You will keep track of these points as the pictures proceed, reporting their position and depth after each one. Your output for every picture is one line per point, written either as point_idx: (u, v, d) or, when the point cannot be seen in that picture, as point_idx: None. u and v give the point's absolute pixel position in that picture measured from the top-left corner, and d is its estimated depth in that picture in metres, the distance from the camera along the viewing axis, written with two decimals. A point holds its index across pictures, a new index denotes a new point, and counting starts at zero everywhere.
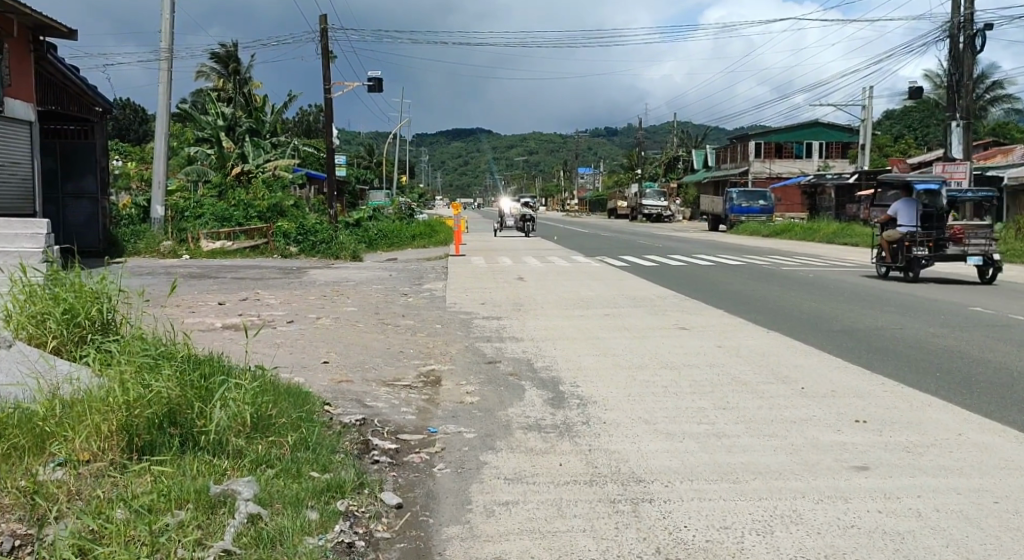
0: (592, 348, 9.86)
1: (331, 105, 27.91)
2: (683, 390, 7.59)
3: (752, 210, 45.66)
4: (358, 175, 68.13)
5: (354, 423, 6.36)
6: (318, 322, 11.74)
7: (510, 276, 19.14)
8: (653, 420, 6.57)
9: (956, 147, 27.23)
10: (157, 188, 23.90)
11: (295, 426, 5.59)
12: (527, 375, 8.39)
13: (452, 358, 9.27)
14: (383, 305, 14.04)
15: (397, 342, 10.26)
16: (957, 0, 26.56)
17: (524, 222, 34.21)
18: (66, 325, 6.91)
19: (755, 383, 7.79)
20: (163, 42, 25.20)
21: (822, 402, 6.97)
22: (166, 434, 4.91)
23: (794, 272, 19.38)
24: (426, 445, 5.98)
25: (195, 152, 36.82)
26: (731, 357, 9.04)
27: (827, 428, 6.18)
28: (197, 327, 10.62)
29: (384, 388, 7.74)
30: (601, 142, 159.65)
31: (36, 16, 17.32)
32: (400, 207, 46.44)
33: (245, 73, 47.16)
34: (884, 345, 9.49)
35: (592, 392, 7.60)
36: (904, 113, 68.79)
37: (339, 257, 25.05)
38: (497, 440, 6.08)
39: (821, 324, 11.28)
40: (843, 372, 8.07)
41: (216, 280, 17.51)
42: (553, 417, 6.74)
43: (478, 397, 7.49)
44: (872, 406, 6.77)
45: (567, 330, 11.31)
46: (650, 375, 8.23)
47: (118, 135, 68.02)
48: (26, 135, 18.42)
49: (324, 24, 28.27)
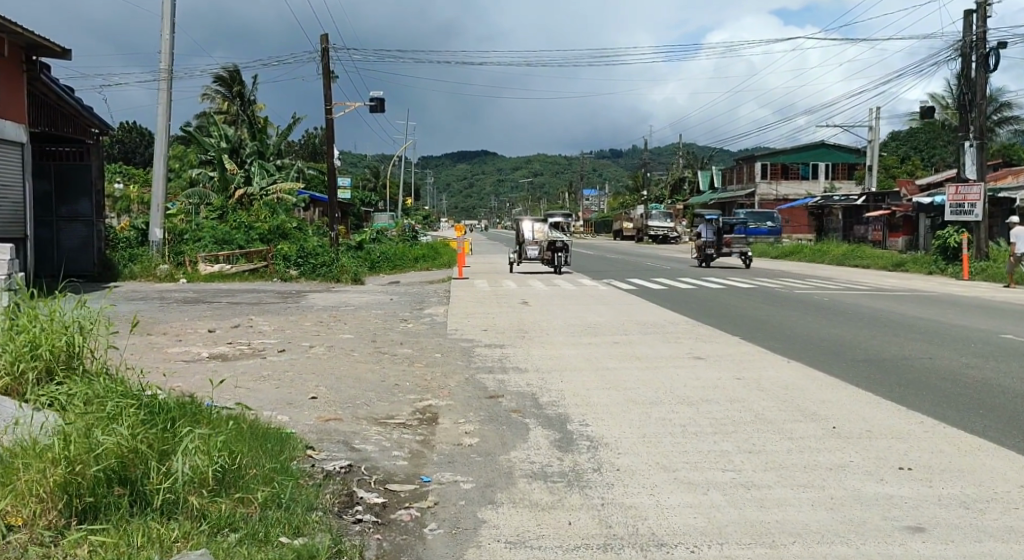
0: (602, 380, 9.16)
1: (332, 126, 27.44)
2: (703, 431, 6.88)
3: (760, 230, 44.84)
4: (362, 198, 67.79)
5: (338, 470, 5.71)
6: (310, 350, 11.11)
7: (515, 300, 18.54)
8: (672, 466, 5.90)
9: (970, 167, 26.48)
10: (157, 212, 23.08)
11: (267, 480, 4.95)
12: (532, 412, 7.71)
13: (451, 392, 8.61)
14: (381, 332, 13.39)
15: (394, 373, 9.58)
16: (969, 18, 25.99)
17: (552, 252, 28.21)
18: (24, 358, 6.24)
19: (780, 421, 7.10)
20: (162, 62, 24.81)
21: (857, 444, 6.28)
22: (113, 493, 4.29)
23: (808, 296, 18.69)
24: (417, 498, 5.32)
25: (198, 175, 36.60)
26: (751, 390, 8.35)
27: (869, 477, 5.47)
28: (180, 358, 10.00)
29: (375, 428, 7.07)
30: (607, 164, 159.49)
31: (29, 36, 16.89)
32: (404, 229, 46.03)
33: (249, 96, 46.71)
34: (914, 378, 8.82)
35: (603, 432, 6.93)
36: (911, 134, 68.29)
37: (340, 280, 24.62)
38: (498, 492, 5.39)
39: (845, 352, 10.58)
40: (877, 409, 7.36)
41: (210, 305, 16.97)
42: (560, 463, 6.06)
43: (478, 439, 6.80)
44: (915, 450, 6.06)
45: (575, 359, 10.64)
46: (667, 413, 7.53)
47: (123, 157, 68.00)
48: (17, 159, 17.97)
49: (325, 44, 27.85)
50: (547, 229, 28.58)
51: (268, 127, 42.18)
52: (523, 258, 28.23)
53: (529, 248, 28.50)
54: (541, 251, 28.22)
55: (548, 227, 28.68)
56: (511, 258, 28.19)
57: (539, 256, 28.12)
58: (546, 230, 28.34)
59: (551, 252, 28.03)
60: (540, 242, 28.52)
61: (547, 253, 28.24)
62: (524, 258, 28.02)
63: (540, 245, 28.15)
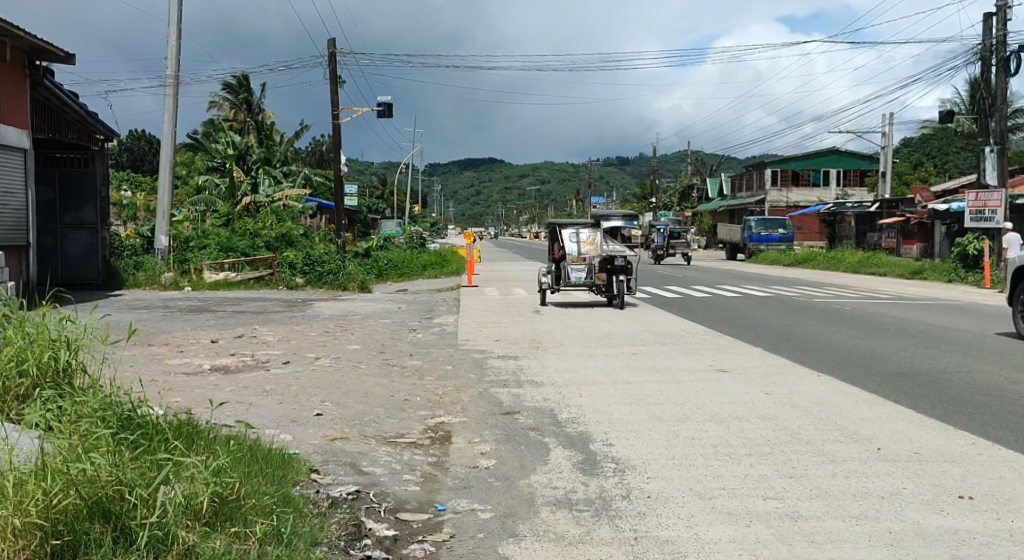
0: (624, 395, 8.65)
1: (339, 131, 27.11)
2: (736, 452, 6.40)
3: (772, 238, 44.09)
4: (370, 205, 67.60)
5: (345, 497, 5.25)
6: (315, 362, 10.64)
7: (526, 309, 18.01)
8: (707, 493, 5.42)
9: (990, 173, 25.94)
10: (162, 219, 22.63)
11: (267, 511, 4.48)
12: (551, 429, 7.23)
13: (464, 408, 8.14)
14: (390, 343, 12.93)
15: (403, 388, 9.08)
16: (988, 23, 25.49)
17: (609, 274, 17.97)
18: (9, 373, 5.80)
19: (819, 441, 6.61)
20: (168, 69, 24.49)
21: (904, 468, 5.82)
22: (95, 529, 3.85)
23: (827, 304, 18.17)
24: (432, 529, 4.85)
25: (205, 182, 36.05)
26: (783, 408, 7.84)
27: (927, 508, 5.01)
28: (180, 371, 9.56)
29: (385, 448, 6.61)
30: (614, 172, 158.99)
31: (31, 39, 16.59)
32: (411, 236, 45.58)
33: (256, 103, 46.39)
34: (956, 393, 8.30)
35: (628, 453, 6.45)
36: (922, 140, 67.24)
37: (346, 288, 24.24)
38: (519, 522, 4.93)
39: (876, 366, 10.06)
40: (921, 429, 6.88)
41: (214, 315, 16.49)
42: (585, 488, 5.58)
43: (495, 460, 6.32)
44: (972, 477, 5.55)
45: (591, 372, 10.14)
46: (696, 432, 7.04)
47: (132, 166, 68.13)
48: (20, 165, 17.60)
49: (332, 48, 27.53)
50: (596, 238, 18.34)
51: (275, 133, 41.91)
52: (563, 284, 18.15)
53: (571, 269, 18.01)
54: (590, 272, 17.98)
55: (598, 236, 18.44)
56: (542, 286, 18.35)
57: (588, 279, 17.94)
58: (594, 239, 18.25)
59: (606, 272, 18.05)
60: (589, 258, 18.03)
61: (601, 274, 18.00)
62: (565, 284, 18.07)
63: (589, 263, 18.01)
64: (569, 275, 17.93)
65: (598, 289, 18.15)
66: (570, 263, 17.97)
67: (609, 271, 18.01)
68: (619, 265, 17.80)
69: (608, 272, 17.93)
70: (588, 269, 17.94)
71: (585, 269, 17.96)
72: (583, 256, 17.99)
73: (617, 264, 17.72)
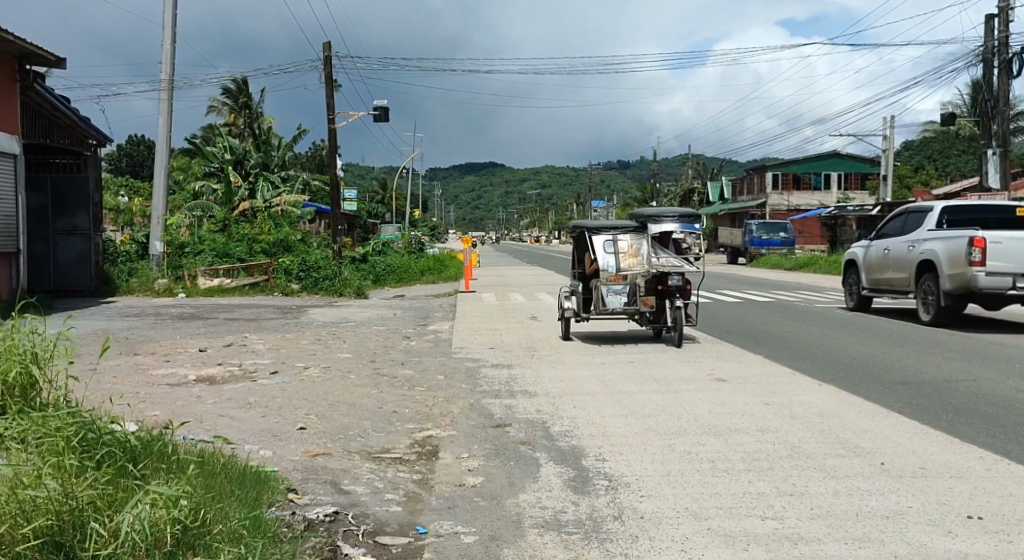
0: (620, 407, 8.37)
1: (336, 135, 26.85)
2: (733, 468, 6.14)
3: (772, 242, 43.82)
4: (369, 209, 67.38)
5: (322, 519, 5.00)
6: (303, 373, 10.36)
7: (523, 316, 17.70)
8: (703, 513, 5.16)
9: (993, 176, 25.65)
10: (157, 224, 22.40)
11: (234, 538, 4.21)
12: (542, 444, 6.97)
13: (454, 421, 7.86)
14: (381, 351, 12.66)
15: (392, 399, 8.80)
16: (990, 24, 25.24)
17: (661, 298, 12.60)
18: None
19: (820, 456, 6.34)
20: (163, 73, 24.30)
21: (910, 484, 5.56)
22: None
23: (829, 310, 17.89)
24: (411, 555, 4.59)
25: (202, 188, 35.74)
26: (783, 420, 7.57)
27: (935, 529, 4.74)
28: (164, 383, 9.28)
29: (368, 465, 6.33)
30: (614, 176, 158.66)
31: (22, 43, 16.39)
32: (410, 242, 45.30)
33: (255, 108, 46.13)
34: (963, 403, 8.01)
35: (622, 470, 6.18)
36: (923, 144, 66.97)
37: (342, 294, 23.92)
38: (504, 546, 4.67)
39: (880, 374, 9.78)
40: (927, 442, 6.61)
41: (205, 322, 16.22)
42: (576, 508, 5.33)
43: (482, 477, 6.07)
44: (983, 496, 5.28)
45: (588, 382, 9.85)
46: (693, 446, 6.77)
47: (132, 172, 68.10)
48: (11, 170, 17.38)
49: (327, 52, 27.30)
50: (641, 247, 12.88)
51: (273, 138, 41.66)
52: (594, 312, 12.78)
53: (607, 293, 12.55)
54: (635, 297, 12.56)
55: (643, 243, 12.94)
56: (563, 312, 13.04)
57: (632, 306, 12.54)
58: (638, 248, 12.85)
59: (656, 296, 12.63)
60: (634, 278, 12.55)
61: (649, 299, 12.56)
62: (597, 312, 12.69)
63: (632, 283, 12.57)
64: (603, 299, 12.54)
65: (642, 320, 12.79)
66: (605, 283, 12.56)
67: (660, 293, 12.64)
68: (674, 286, 12.44)
69: (658, 294, 12.62)
70: (630, 291, 12.55)
71: (626, 292, 12.53)
72: (623, 272, 12.57)
73: (671, 284, 12.38)
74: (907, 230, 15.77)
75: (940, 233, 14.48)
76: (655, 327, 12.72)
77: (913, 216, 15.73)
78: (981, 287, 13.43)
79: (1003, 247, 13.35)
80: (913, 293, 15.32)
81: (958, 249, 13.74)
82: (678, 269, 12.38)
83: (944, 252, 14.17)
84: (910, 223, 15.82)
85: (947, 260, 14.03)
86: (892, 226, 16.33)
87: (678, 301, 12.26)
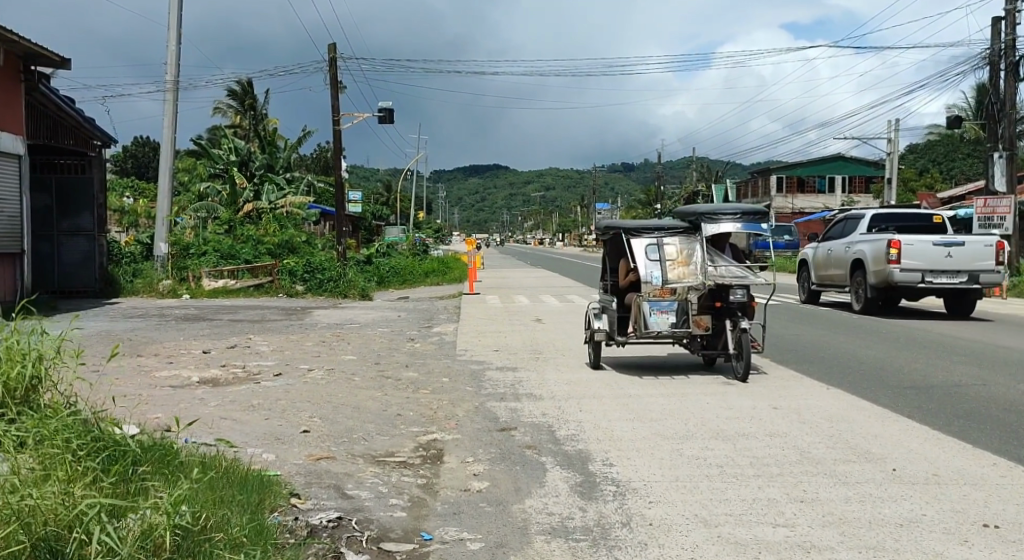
0: (627, 410, 8.29)
1: (340, 137, 26.78)
2: (744, 474, 6.03)
3: (778, 244, 43.71)
4: (374, 211, 67.35)
5: (325, 525, 4.91)
6: (308, 374, 10.31)
7: (527, 318, 17.64)
8: (713, 520, 5.06)
9: (1000, 179, 25.38)
10: (161, 226, 22.33)
11: (235, 546, 4.11)
12: (548, 448, 6.89)
13: (458, 424, 7.80)
14: (386, 353, 12.61)
15: (397, 402, 8.73)
16: (997, 26, 25.10)
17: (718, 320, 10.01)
18: None
19: (830, 462, 6.25)
20: (168, 74, 24.26)
21: (924, 491, 5.46)
22: None
23: (834, 313, 17.83)
24: None
25: (206, 189, 35.75)
26: (791, 424, 7.49)
27: (950, 538, 4.65)
28: (167, 384, 9.22)
29: (372, 469, 6.25)
30: (618, 178, 158.53)
31: (26, 43, 16.32)
32: (415, 244, 45.22)
33: (260, 110, 46.14)
34: (975, 409, 7.90)
35: (629, 475, 6.09)
36: (929, 146, 66.79)
37: (347, 295, 23.85)
38: (510, 554, 4.59)
39: (888, 378, 9.68)
40: (938, 448, 6.52)
41: (209, 323, 16.18)
42: (583, 514, 5.24)
43: (488, 482, 5.98)
44: (999, 504, 5.17)
45: (593, 385, 9.77)
46: (701, 451, 6.68)
47: (136, 173, 68.14)
48: (14, 170, 17.33)
49: (333, 53, 27.26)
50: (694, 252, 9.90)
51: (278, 139, 41.67)
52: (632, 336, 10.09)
53: (651, 313, 9.79)
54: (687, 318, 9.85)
55: (696, 247, 9.94)
56: (593, 335, 10.46)
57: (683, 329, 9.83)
58: (691, 254, 9.90)
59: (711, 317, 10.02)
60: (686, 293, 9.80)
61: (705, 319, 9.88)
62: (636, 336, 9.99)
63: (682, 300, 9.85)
64: (645, 319, 9.80)
65: (692, 346, 10.16)
66: (648, 300, 9.80)
67: (716, 312, 10.05)
68: (736, 303, 9.78)
69: (714, 313, 10.05)
70: (679, 310, 9.84)
71: (674, 311, 9.81)
72: (670, 285, 9.77)
73: (732, 301, 9.77)
74: (846, 235, 18.95)
75: (869, 237, 17.54)
76: (710, 355, 10.06)
77: (850, 223, 18.96)
78: (897, 282, 16.39)
79: (915, 249, 16.27)
80: (848, 287, 18.45)
81: (880, 251, 16.78)
82: (741, 281, 9.66)
83: (871, 253, 17.21)
84: (848, 229, 19.04)
85: (872, 259, 17.07)
86: (836, 230, 19.50)
87: (743, 322, 9.62)
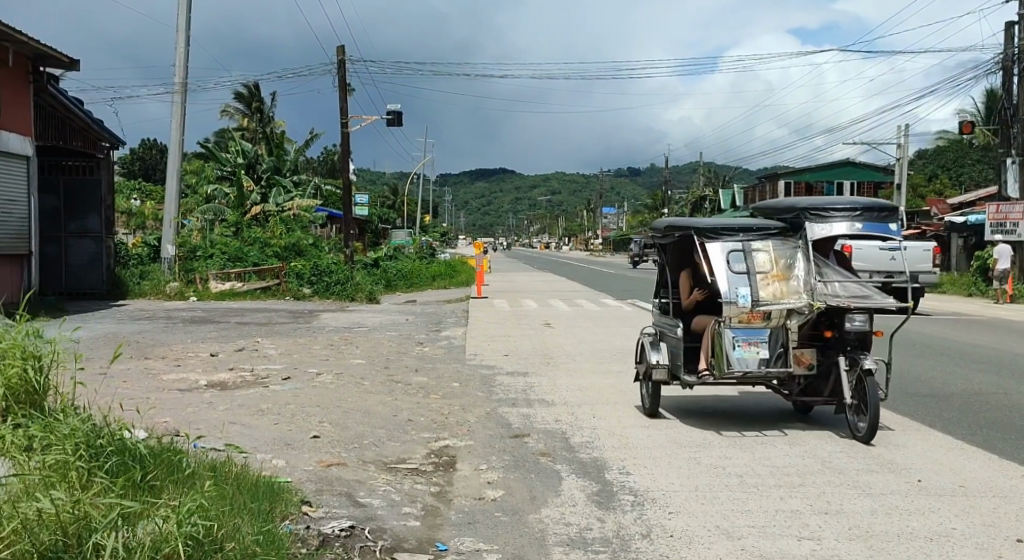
0: (641, 418, 8.13)
1: (348, 139, 26.68)
2: (766, 484, 5.88)
3: None
4: (380, 214, 67.33)
5: (337, 534, 4.78)
6: (316, 379, 10.18)
7: (537, 322, 17.47)
8: (736, 532, 4.92)
9: (1012, 185, 25.02)
10: (169, 229, 22.25)
11: (248, 555, 4.00)
12: (563, 455, 6.75)
13: (470, 430, 7.65)
14: (394, 357, 12.45)
15: (407, 408, 8.58)
16: (1010, 31, 24.89)
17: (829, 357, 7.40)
18: None
19: (854, 472, 6.09)
20: (176, 76, 24.22)
21: (953, 504, 5.31)
22: None
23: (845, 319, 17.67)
24: None
25: (213, 191, 35.75)
26: (811, 433, 7.33)
27: (983, 553, 4.50)
28: (174, 388, 9.09)
29: (384, 476, 6.12)
30: (625, 183, 158.28)
31: (34, 44, 16.23)
32: (421, 247, 44.92)
33: (268, 112, 46.15)
34: (998, 419, 7.71)
35: (647, 484, 5.94)
36: (938, 152, 66.38)
37: (353, 298, 23.71)
38: None
39: (906, 386, 9.47)
40: (965, 459, 6.34)
41: (216, 326, 16.09)
42: (602, 525, 5.10)
43: (503, 491, 5.84)
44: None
45: (607, 391, 9.61)
46: (721, 460, 6.52)
47: (144, 176, 68.23)
48: (22, 172, 17.24)
49: (341, 56, 27.20)
50: (792, 261, 7.46)
51: (286, 142, 41.65)
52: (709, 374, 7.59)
53: (736, 346, 7.29)
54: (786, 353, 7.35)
55: (794, 255, 7.49)
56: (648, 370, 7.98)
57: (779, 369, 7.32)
58: (788, 265, 7.43)
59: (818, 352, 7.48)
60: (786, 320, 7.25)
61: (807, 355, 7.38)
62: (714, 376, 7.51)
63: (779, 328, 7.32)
64: (728, 354, 7.30)
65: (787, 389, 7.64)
66: (731, 327, 7.30)
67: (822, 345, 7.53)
68: (853, 333, 7.23)
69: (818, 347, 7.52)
70: (773, 341, 7.38)
71: (767, 344, 7.33)
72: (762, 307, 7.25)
73: (848, 330, 7.23)
74: None
75: None
76: (808, 402, 7.53)
77: None
78: None
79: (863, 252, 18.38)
80: None
81: None
82: (862, 300, 7.11)
83: None
84: None
85: None
86: None
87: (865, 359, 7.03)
